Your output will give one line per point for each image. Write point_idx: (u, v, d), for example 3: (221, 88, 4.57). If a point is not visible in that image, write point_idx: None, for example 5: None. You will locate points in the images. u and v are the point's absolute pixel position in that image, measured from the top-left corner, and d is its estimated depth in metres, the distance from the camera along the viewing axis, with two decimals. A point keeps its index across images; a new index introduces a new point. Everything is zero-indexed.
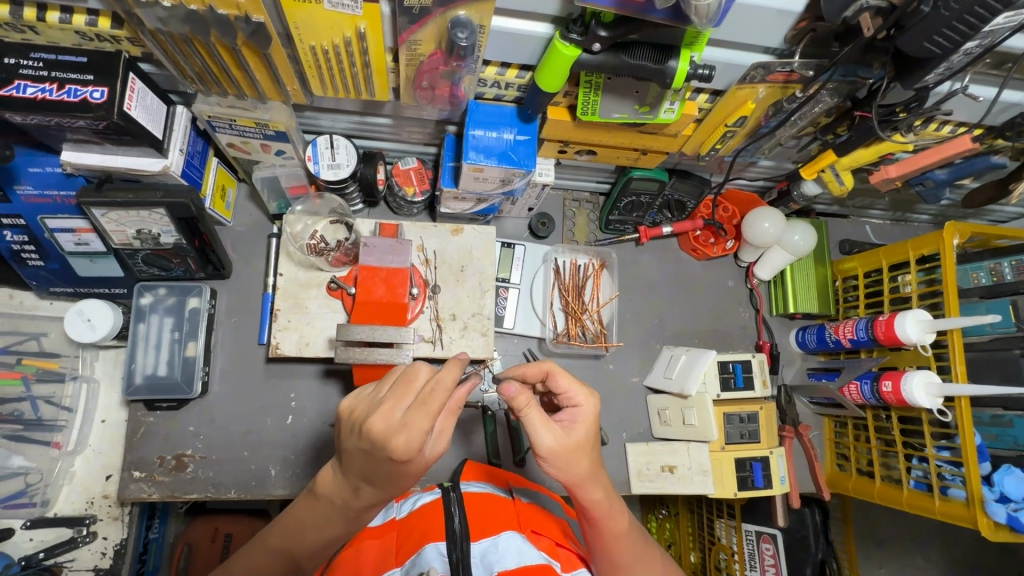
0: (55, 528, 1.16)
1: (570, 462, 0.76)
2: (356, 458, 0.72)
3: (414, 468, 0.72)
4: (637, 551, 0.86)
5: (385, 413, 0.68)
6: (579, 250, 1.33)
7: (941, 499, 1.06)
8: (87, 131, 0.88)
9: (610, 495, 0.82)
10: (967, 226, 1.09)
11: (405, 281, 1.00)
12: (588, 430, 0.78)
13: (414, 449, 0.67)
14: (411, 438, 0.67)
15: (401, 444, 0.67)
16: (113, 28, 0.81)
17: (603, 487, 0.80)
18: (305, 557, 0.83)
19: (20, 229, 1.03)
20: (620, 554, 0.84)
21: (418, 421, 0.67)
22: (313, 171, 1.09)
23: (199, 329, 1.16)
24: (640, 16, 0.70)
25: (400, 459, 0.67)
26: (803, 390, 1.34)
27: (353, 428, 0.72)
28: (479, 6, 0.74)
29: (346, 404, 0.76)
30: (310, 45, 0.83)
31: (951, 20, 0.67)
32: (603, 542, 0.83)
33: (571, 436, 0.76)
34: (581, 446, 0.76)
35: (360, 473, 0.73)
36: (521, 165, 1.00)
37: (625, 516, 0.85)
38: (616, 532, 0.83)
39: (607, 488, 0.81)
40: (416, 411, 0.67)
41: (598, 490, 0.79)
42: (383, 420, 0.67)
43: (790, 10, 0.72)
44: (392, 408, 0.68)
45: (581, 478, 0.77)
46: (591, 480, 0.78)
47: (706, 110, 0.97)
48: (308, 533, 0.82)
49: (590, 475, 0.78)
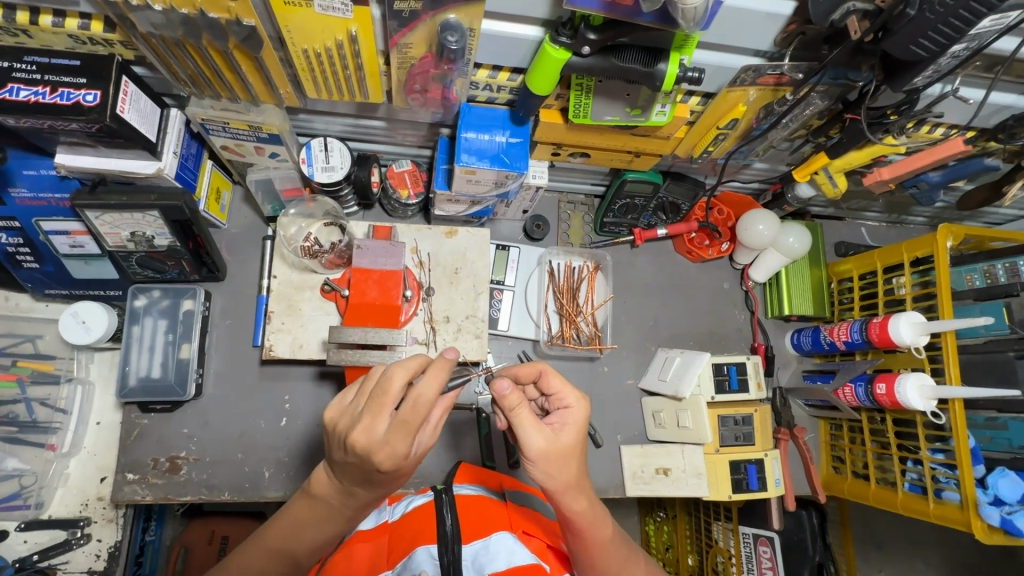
0: (49, 530, 1.16)
1: (557, 465, 0.76)
2: (344, 465, 0.72)
3: (405, 468, 0.72)
4: (623, 561, 0.85)
5: (366, 428, 0.67)
6: (573, 252, 1.33)
7: (936, 501, 1.06)
8: (80, 134, 0.89)
9: (595, 505, 0.81)
10: (961, 229, 1.09)
11: (398, 284, 1.01)
12: (577, 436, 0.78)
13: (403, 459, 0.67)
14: (396, 450, 0.66)
15: (392, 456, 0.67)
16: (105, 32, 0.82)
17: (587, 495, 0.80)
18: (306, 554, 0.81)
19: (14, 231, 1.03)
20: (603, 562, 0.83)
21: (398, 436, 0.66)
22: (307, 173, 1.09)
23: (193, 331, 1.16)
24: (629, 20, 0.71)
25: (391, 466, 0.68)
26: (799, 392, 1.33)
27: (337, 438, 0.71)
28: (469, 10, 0.74)
29: (331, 413, 0.73)
30: (301, 48, 0.83)
31: (937, 22, 0.67)
32: (588, 552, 0.83)
33: (560, 439, 0.76)
34: (569, 452, 0.76)
35: (356, 478, 0.73)
36: (514, 167, 1.00)
37: (610, 524, 0.84)
38: (601, 541, 0.82)
39: (591, 496, 0.81)
40: (398, 428, 0.66)
41: (583, 498, 0.78)
42: (364, 435, 0.66)
43: (777, 13, 0.72)
44: (371, 424, 0.66)
45: (567, 484, 0.77)
46: (577, 485, 0.78)
47: (697, 112, 0.97)
48: (306, 530, 0.80)
49: (571, 482, 0.77)
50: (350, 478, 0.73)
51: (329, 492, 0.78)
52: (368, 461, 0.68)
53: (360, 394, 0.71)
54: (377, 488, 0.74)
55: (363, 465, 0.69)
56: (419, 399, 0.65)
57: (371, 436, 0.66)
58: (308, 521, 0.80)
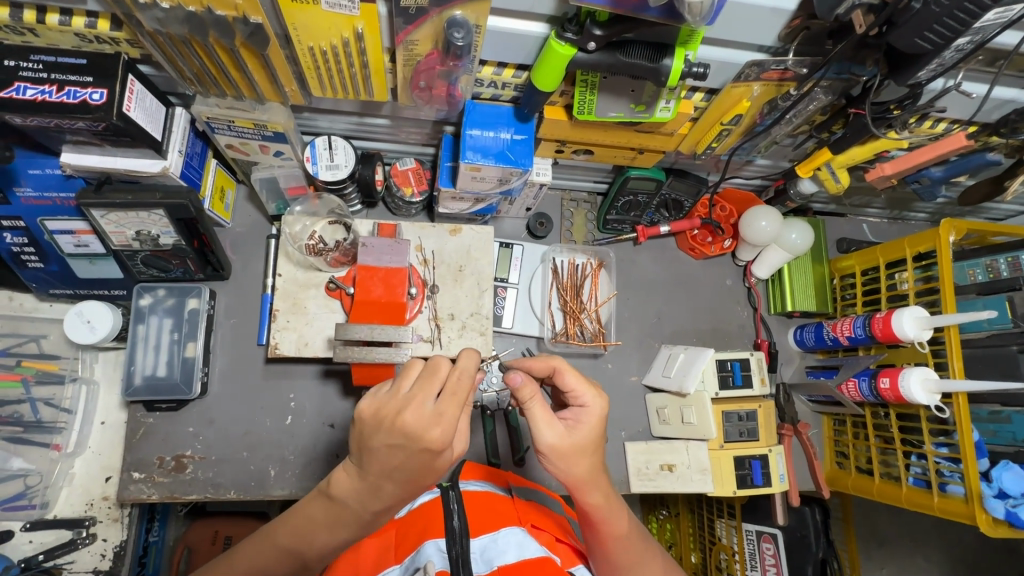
0: (54, 530, 1.16)
1: (572, 461, 0.76)
2: (378, 456, 0.71)
3: (441, 461, 0.73)
4: (636, 555, 0.85)
5: (416, 407, 0.69)
6: (577, 250, 1.33)
7: (940, 495, 1.06)
8: (86, 133, 0.89)
9: (611, 498, 0.81)
10: (964, 223, 1.10)
11: (403, 281, 1.01)
12: (592, 432, 0.78)
13: (449, 438, 0.70)
14: (447, 427, 0.70)
15: (443, 434, 0.70)
16: (111, 30, 0.81)
17: (604, 490, 0.80)
18: (313, 558, 0.79)
19: (20, 231, 1.03)
20: (617, 555, 0.84)
21: (449, 410, 0.70)
22: (312, 172, 1.10)
23: (198, 330, 1.16)
24: (635, 15, 0.71)
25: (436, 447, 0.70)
26: (802, 388, 1.34)
27: (374, 427, 0.71)
28: (475, 6, 0.75)
29: (364, 404, 0.73)
30: (308, 45, 0.83)
31: (941, 16, 0.68)
32: (603, 545, 0.83)
33: (576, 437, 0.76)
34: (584, 448, 0.76)
35: (387, 471, 0.72)
36: (518, 164, 1.01)
37: (627, 518, 0.84)
38: (615, 535, 0.82)
39: (607, 490, 0.81)
40: (447, 401, 0.70)
41: (598, 493, 0.79)
42: (415, 413, 0.69)
43: (783, 8, 0.72)
44: (421, 400, 0.70)
45: (582, 479, 0.77)
46: (591, 482, 0.78)
47: (701, 109, 0.97)
48: (317, 533, 0.79)
49: (588, 475, 0.77)
50: (382, 470, 0.72)
51: (349, 493, 0.76)
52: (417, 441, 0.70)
53: (402, 378, 0.73)
54: (407, 481, 0.73)
55: (408, 443, 0.70)
56: (464, 375, 0.72)
57: (422, 416, 0.69)
58: (320, 524, 0.79)
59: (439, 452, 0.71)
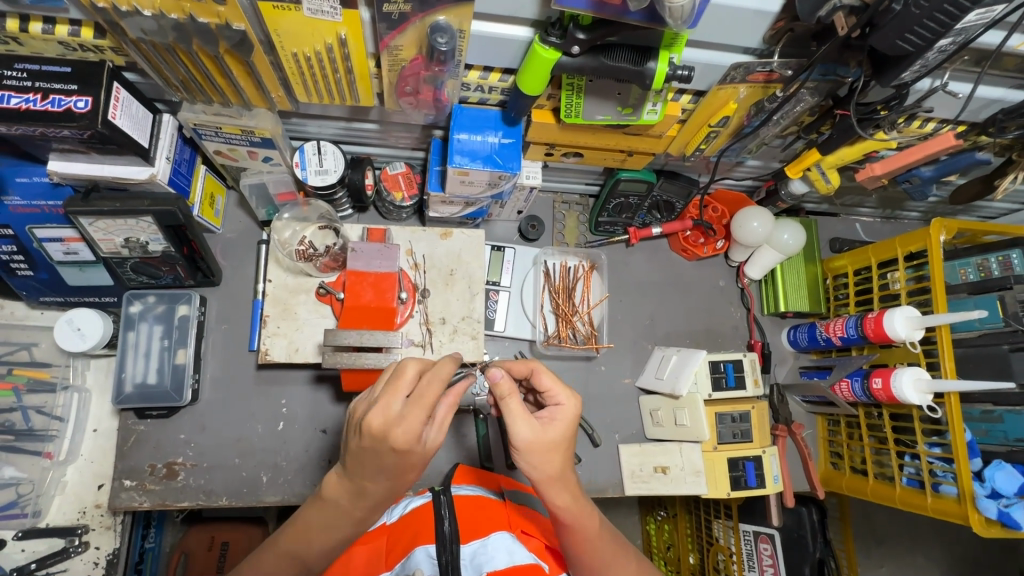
0: (46, 538, 1.15)
1: (544, 458, 0.74)
2: (356, 455, 0.71)
3: (418, 460, 0.71)
4: (612, 555, 0.84)
5: (381, 410, 0.68)
6: (569, 252, 1.32)
7: (934, 495, 1.06)
8: (72, 141, 0.88)
9: (579, 498, 0.79)
10: (955, 222, 1.09)
11: (393, 286, 1.01)
12: (567, 430, 0.77)
13: (414, 440, 0.68)
14: (410, 429, 0.67)
15: (389, 424, 0.67)
16: (95, 38, 0.82)
17: (572, 491, 0.78)
18: (315, 560, 0.78)
19: (8, 239, 1.03)
20: (591, 559, 0.82)
21: (415, 414, 0.67)
22: (301, 177, 1.10)
23: (188, 337, 1.16)
24: (617, 19, 0.71)
25: (376, 440, 0.68)
26: (795, 389, 1.33)
27: (354, 428, 0.71)
28: (459, 11, 0.75)
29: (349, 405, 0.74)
30: (291, 51, 0.83)
31: (922, 18, 0.68)
32: (576, 547, 0.81)
33: (548, 433, 0.75)
34: (559, 444, 0.75)
35: (365, 471, 0.71)
36: (506, 168, 1.00)
37: (598, 518, 0.83)
38: (588, 535, 0.80)
39: (575, 491, 0.79)
40: (413, 405, 0.68)
41: (566, 493, 0.77)
42: (380, 416, 0.68)
43: (766, 10, 0.72)
44: (388, 404, 0.68)
45: (553, 476, 0.75)
46: (562, 477, 0.76)
47: (689, 111, 0.97)
48: (315, 535, 0.77)
49: (561, 473, 0.76)
50: (365, 471, 0.72)
51: (338, 494, 0.76)
52: (424, 453, 0.71)
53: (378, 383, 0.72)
54: (399, 481, 0.73)
55: (411, 455, 0.69)
56: (431, 378, 0.69)
57: (387, 418, 0.67)
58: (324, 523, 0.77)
59: (410, 451, 0.68)
